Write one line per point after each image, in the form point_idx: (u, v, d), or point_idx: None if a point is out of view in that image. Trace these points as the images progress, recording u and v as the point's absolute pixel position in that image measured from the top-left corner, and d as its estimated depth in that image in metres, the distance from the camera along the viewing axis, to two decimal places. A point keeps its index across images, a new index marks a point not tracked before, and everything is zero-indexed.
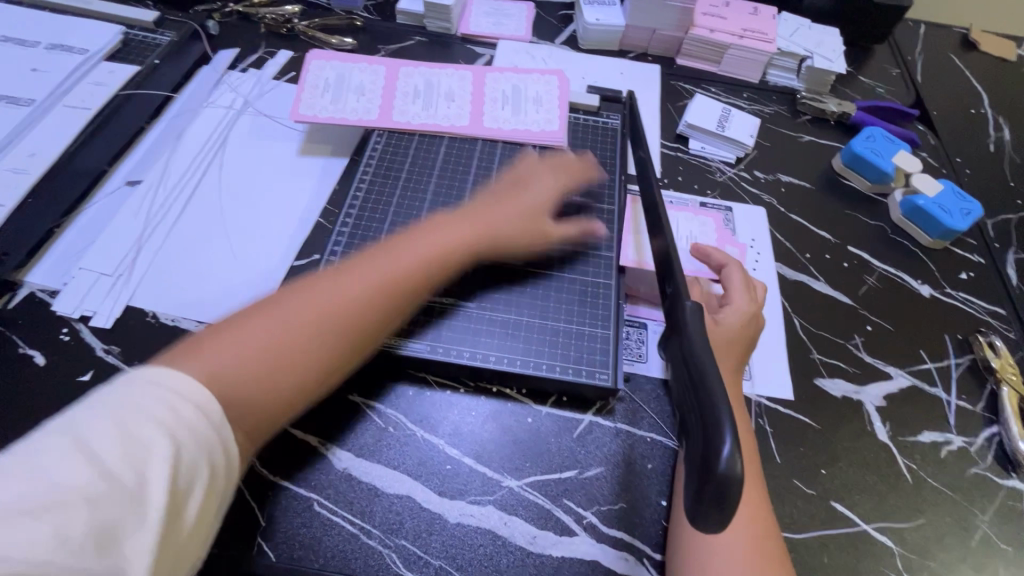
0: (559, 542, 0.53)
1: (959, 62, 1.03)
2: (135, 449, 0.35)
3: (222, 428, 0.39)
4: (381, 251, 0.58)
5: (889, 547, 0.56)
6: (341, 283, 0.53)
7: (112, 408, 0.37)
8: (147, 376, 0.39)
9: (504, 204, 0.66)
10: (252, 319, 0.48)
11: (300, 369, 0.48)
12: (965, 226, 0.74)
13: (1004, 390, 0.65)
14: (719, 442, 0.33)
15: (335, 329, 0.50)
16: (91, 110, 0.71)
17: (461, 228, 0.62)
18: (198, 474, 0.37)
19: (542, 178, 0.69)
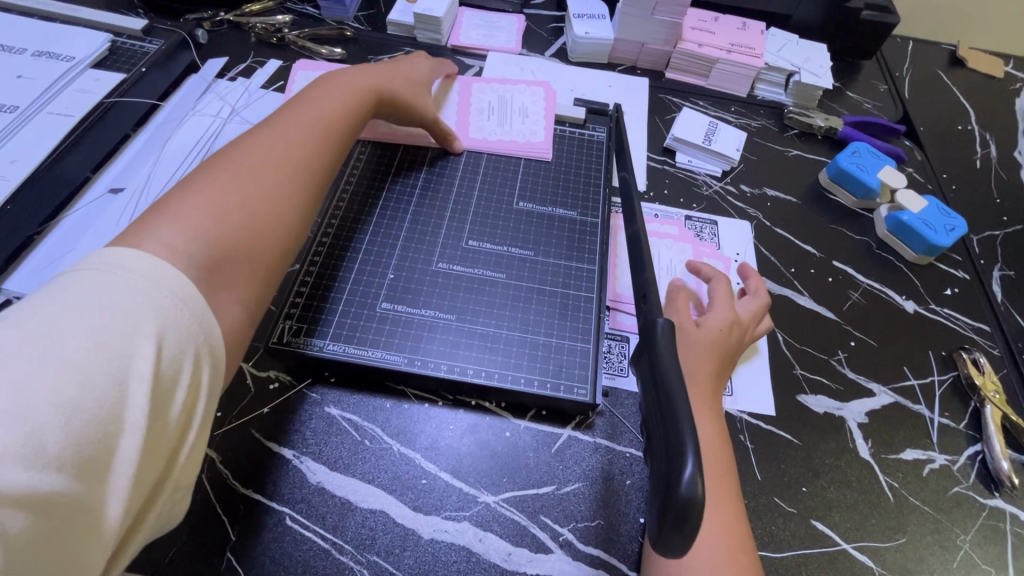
0: (534, 559, 0.52)
1: (947, 79, 1.04)
2: (113, 345, 0.35)
3: (203, 322, 0.40)
4: (299, 112, 0.60)
5: (869, 567, 0.55)
6: (284, 140, 0.55)
7: (78, 309, 0.35)
8: (116, 267, 0.38)
9: (393, 68, 0.73)
10: (207, 188, 0.48)
11: (284, 220, 0.52)
12: (949, 242, 0.74)
13: (987, 407, 0.65)
14: (681, 465, 0.32)
15: (301, 178, 0.54)
16: (74, 118, 0.71)
17: (363, 79, 0.67)
18: (181, 371, 0.38)
19: (410, 62, 0.76)
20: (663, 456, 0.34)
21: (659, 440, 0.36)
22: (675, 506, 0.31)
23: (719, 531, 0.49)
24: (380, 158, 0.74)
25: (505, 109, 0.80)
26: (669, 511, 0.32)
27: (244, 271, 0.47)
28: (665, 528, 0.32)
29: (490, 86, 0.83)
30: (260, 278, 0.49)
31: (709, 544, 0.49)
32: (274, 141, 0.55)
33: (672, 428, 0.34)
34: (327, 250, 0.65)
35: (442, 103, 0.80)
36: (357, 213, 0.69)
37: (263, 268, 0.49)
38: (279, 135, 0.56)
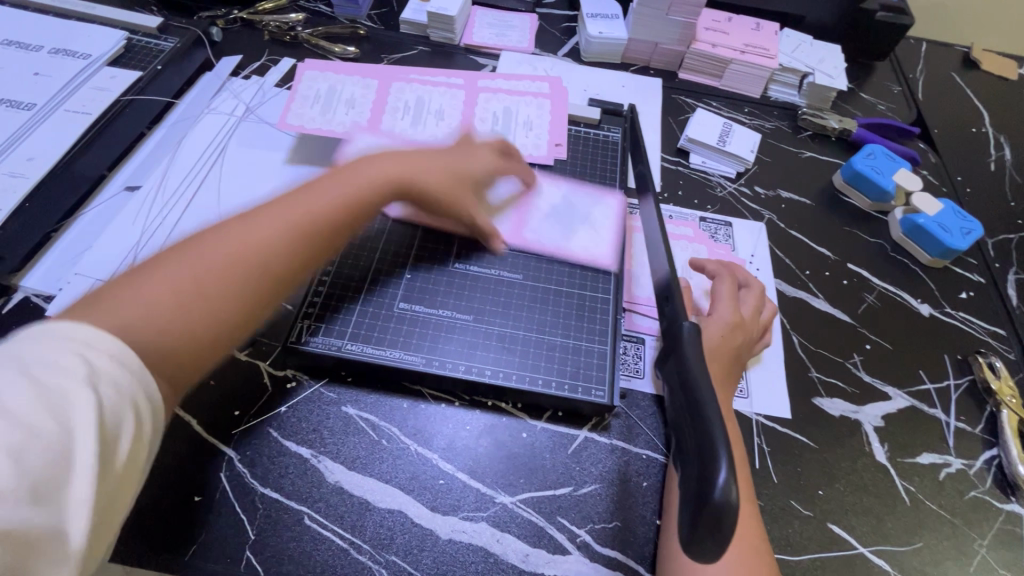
0: (552, 560, 0.52)
1: (960, 81, 1.03)
2: (48, 385, 0.34)
3: (138, 355, 0.38)
4: (304, 186, 0.54)
5: (885, 571, 0.55)
6: (264, 218, 0.50)
7: (14, 360, 0.34)
8: (52, 327, 0.36)
9: (435, 161, 0.62)
10: (158, 268, 0.45)
11: (224, 310, 0.46)
12: (965, 245, 0.74)
13: (1004, 412, 0.64)
14: (715, 472, 0.32)
15: (264, 271, 0.48)
16: (91, 116, 0.71)
17: (379, 172, 0.58)
18: (125, 399, 0.36)
19: (467, 136, 0.68)
20: (694, 461, 0.34)
21: (689, 444, 0.36)
22: (710, 510, 0.31)
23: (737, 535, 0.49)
24: None
25: (508, 120, 0.78)
26: (703, 517, 0.32)
27: (170, 360, 0.42)
28: (698, 533, 0.32)
29: (496, 96, 0.80)
30: (191, 366, 0.44)
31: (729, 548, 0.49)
32: (255, 221, 0.50)
33: (704, 433, 0.34)
34: (343, 251, 0.65)
35: (447, 112, 0.77)
36: (373, 215, 0.69)
37: (194, 356, 0.44)
38: (262, 213, 0.51)
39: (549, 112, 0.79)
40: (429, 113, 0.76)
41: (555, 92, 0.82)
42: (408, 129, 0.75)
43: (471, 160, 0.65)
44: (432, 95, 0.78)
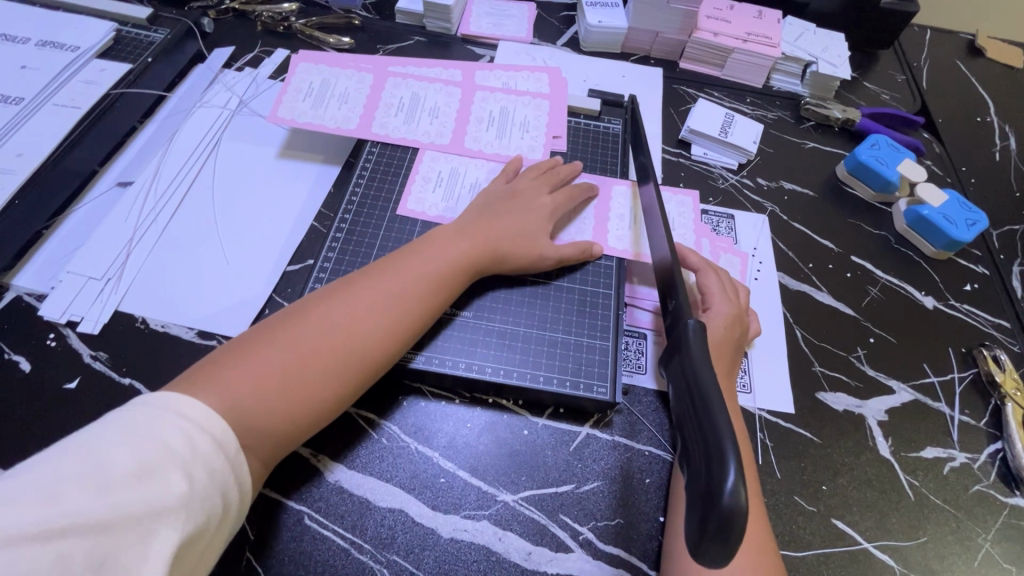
0: (555, 558, 0.52)
1: (964, 69, 1.02)
2: (150, 476, 0.37)
3: (234, 459, 0.42)
4: (392, 267, 0.57)
5: (889, 566, 0.55)
6: (364, 305, 0.53)
7: (130, 435, 0.39)
8: (168, 404, 0.41)
9: (518, 237, 0.62)
10: (263, 348, 0.49)
11: (312, 397, 0.49)
12: (970, 237, 0.73)
13: (1008, 405, 0.64)
14: (724, 473, 0.32)
15: (351, 361, 0.51)
16: (80, 110, 0.69)
17: (469, 252, 0.60)
18: (208, 504, 0.40)
19: (531, 186, 0.67)
20: (702, 462, 0.34)
21: (695, 445, 0.35)
22: (717, 514, 0.31)
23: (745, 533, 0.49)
24: (391, 154, 0.72)
25: (505, 122, 0.75)
26: (712, 519, 0.31)
27: (266, 440, 0.46)
28: (707, 536, 0.32)
29: (494, 95, 0.77)
30: (280, 448, 0.48)
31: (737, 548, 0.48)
32: (348, 309, 0.53)
33: (712, 433, 0.34)
34: (340, 248, 0.65)
35: (441, 110, 0.75)
36: (369, 210, 0.68)
37: (283, 441, 0.48)
38: (355, 298, 0.54)
39: (545, 105, 0.77)
40: (423, 112, 0.75)
41: (553, 80, 0.81)
42: (402, 127, 0.73)
43: (538, 211, 0.65)
44: (427, 91, 0.76)
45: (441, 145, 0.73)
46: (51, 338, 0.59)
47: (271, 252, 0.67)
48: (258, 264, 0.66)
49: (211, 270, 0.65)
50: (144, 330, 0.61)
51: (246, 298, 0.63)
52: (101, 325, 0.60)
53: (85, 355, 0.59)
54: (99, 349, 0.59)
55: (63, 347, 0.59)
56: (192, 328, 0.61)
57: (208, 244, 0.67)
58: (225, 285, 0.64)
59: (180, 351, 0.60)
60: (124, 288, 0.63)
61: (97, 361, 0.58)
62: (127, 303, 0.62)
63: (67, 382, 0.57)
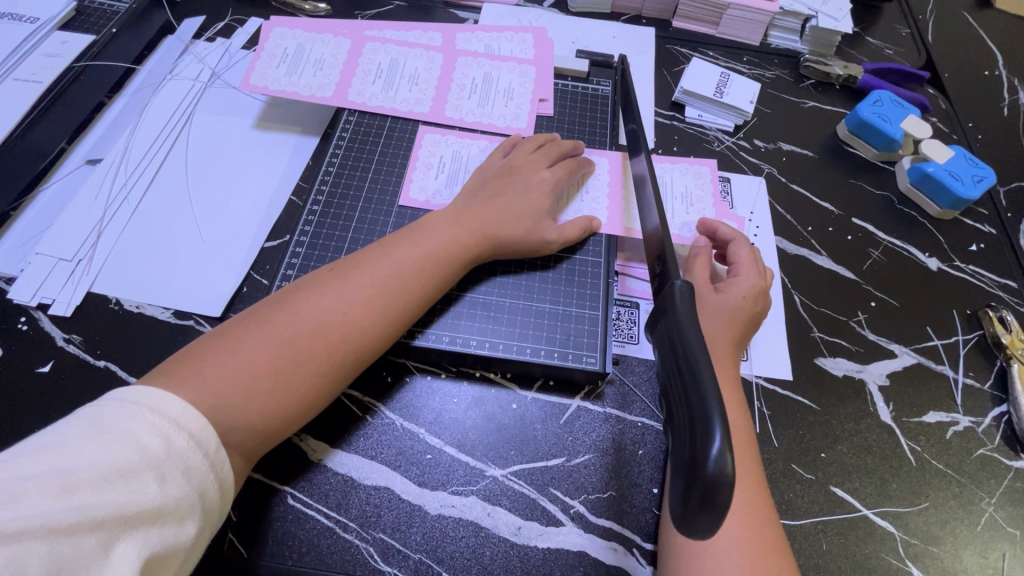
0: (546, 533, 0.51)
1: (972, 21, 0.97)
2: (120, 478, 0.36)
3: (215, 459, 0.41)
4: (383, 251, 0.54)
5: (889, 532, 0.54)
6: (353, 291, 0.51)
7: (100, 433, 0.37)
8: (143, 400, 0.40)
9: (512, 215, 0.59)
10: (249, 339, 0.47)
11: (302, 391, 0.47)
12: (977, 194, 0.70)
13: (1014, 366, 0.62)
14: (710, 439, 0.30)
15: (340, 351, 0.49)
16: (43, 83, 0.66)
17: (461, 232, 0.57)
18: (181, 509, 0.38)
19: (530, 160, 0.63)
20: (687, 429, 0.32)
21: (680, 412, 0.33)
22: (701, 483, 0.29)
23: (746, 504, 0.47)
24: (369, 124, 0.69)
25: (489, 88, 0.72)
26: (696, 487, 0.30)
27: (252, 435, 0.45)
28: (691, 506, 0.30)
29: (477, 61, 0.73)
30: (267, 442, 0.46)
31: (738, 519, 0.46)
32: (335, 296, 0.50)
33: (698, 396, 0.32)
34: (317, 221, 0.62)
35: (423, 78, 0.72)
36: (346, 182, 0.65)
37: (273, 435, 0.46)
38: (346, 285, 0.51)
39: (531, 68, 0.73)
40: (402, 79, 0.71)
41: (539, 41, 0.77)
42: (379, 96, 0.70)
43: (538, 187, 0.61)
44: (407, 58, 0.73)
45: (420, 115, 0.69)
46: (22, 322, 0.57)
47: (248, 228, 0.64)
48: (234, 241, 0.63)
49: (186, 248, 0.62)
50: (118, 311, 0.59)
51: (221, 277, 0.61)
52: (73, 307, 0.58)
53: (58, 338, 0.57)
54: (72, 332, 0.57)
55: (34, 331, 0.57)
56: (167, 309, 0.59)
57: (182, 221, 0.64)
58: (201, 263, 0.62)
59: (155, 331, 0.58)
60: (96, 270, 0.60)
61: (70, 344, 0.57)
62: (99, 284, 0.60)
63: (40, 365, 0.55)
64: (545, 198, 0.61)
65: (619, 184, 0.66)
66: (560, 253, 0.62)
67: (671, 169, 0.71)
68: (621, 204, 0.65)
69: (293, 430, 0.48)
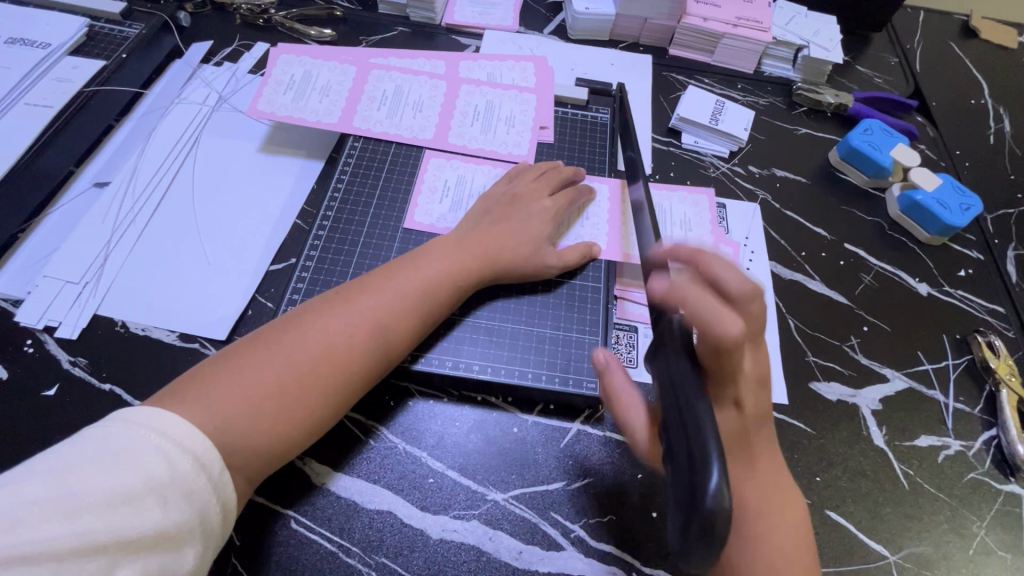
0: (546, 557, 0.51)
1: (959, 51, 1.00)
2: (122, 503, 0.36)
3: (219, 482, 0.41)
4: (387, 276, 0.55)
5: (884, 557, 0.55)
6: (358, 315, 0.52)
7: (105, 457, 0.37)
8: (149, 422, 0.40)
9: (514, 240, 0.60)
10: (255, 362, 0.47)
11: (307, 413, 0.48)
12: (964, 222, 0.72)
13: (1002, 392, 0.63)
14: (708, 473, 0.31)
15: (345, 373, 0.50)
16: (53, 109, 0.68)
17: (465, 257, 0.58)
18: (183, 534, 0.38)
19: (532, 188, 0.65)
20: (684, 463, 0.34)
21: (678, 447, 0.35)
22: (700, 517, 0.30)
23: (763, 527, 0.45)
24: (374, 151, 0.70)
25: (491, 115, 0.74)
26: (695, 520, 0.31)
27: (256, 457, 0.45)
28: (691, 539, 0.32)
29: (479, 88, 0.75)
30: (270, 465, 0.47)
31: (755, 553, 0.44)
32: (341, 318, 0.51)
33: (696, 433, 0.34)
34: (322, 245, 0.64)
35: (426, 105, 0.74)
36: (351, 207, 0.66)
37: (278, 456, 0.47)
38: (352, 308, 0.52)
39: (532, 96, 0.75)
40: (406, 106, 0.73)
41: (540, 70, 0.79)
42: (384, 122, 0.72)
43: (539, 214, 0.63)
44: (410, 84, 0.75)
45: (424, 141, 0.71)
46: (29, 345, 0.58)
47: (253, 251, 0.65)
48: (240, 264, 0.64)
49: (193, 272, 0.63)
50: (124, 333, 0.59)
51: (227, 300, 0.62)
52: (79, 329, 0.59)
53: (63, 360, 0.57)
54: (77, 355, 0.58)
55: (40, 353, 0.58)
56: (173, 331, 0.60)
57: (189, 243, 0.65)
58: (206, 286, 0.62)
59: (161, 354, 0.59)
60: (102, 292, 0.61)
61: (76, 367, 0.57)
62: (106, 306, 0.61)
63: (46, 388, 0.56)
64: (548, 227, 0.63)
65: (618, 211, 0.68)
66: (561, 278, 0.63)
67: (669, 198, 0.73)
68: (619, 231, 0.67)
69: (296, 452, 0.49)
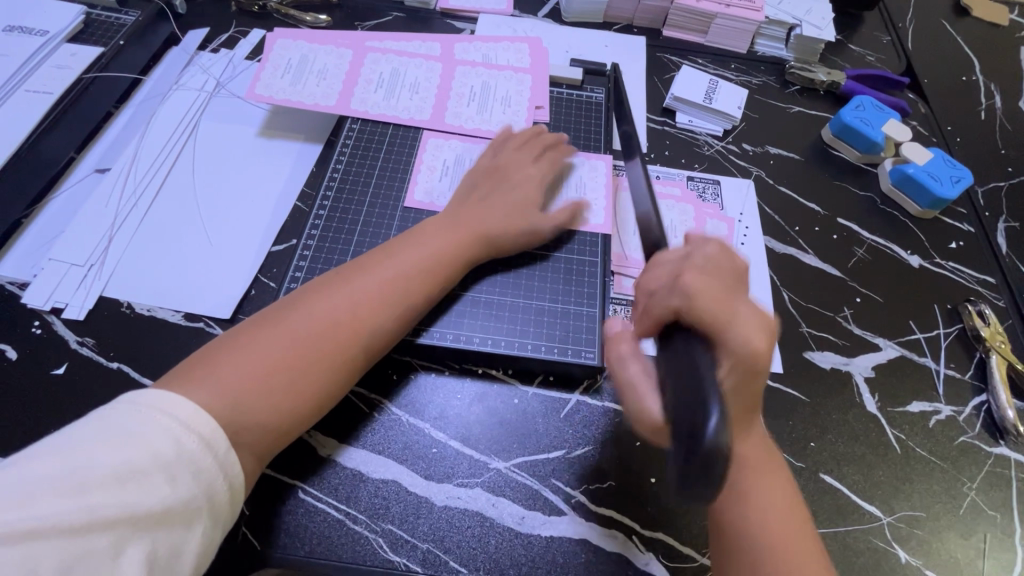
0: (548, 522, 0.53)
1: (950, 28, 1.01)
2: (130, 480, 0.37)
3: (224, 461, 0.42)
4: (387, 256, 0.56)
5: (877, 517, 0.56)
6: (357, 296, 0.53)
7: (114, 437, 0.38)
8: (156, 403, 0.41)
9: (503, 217, 0.61)
10: (262, 340, 0.49)
11: (311, 391, 0.49)
12: (954, 194, 0.73)
13: (992, 357, 0.65)
14: (706, 415, 0.34)
15: (346, 352, 0.51)
16: (54, 95, 0.69)
17: (459, 235, 0.59)
18: (189, 511, 0.39)
19: (529, 167, 0.66)
20: (687, 401, 0.36)
21: (682, 393, 0.37)
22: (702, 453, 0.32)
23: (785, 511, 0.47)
24: (372, 133, 0.71)
25: (486, 96, 0.74)
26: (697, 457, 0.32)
27: (265, 435, 0.46)
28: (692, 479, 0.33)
29: (475, 70, 0.76)
30: (281, 441, 0.48)
31: (751, 504, 0.46)
32: (340, 299, 0.52)
33: (695, 384, 0.36)
34: (323, 225, 0.64)
35: (422, 87, 0.74)
36: (350, 189, 0.67)
37: (284, 433, 0.48)
38: (350, 289, 0.53)
39: (527, 78, 0.76)
40: (403, 88, 0.74)
41: (535, 51, 0.80)
42: (381, 104, 0.72)
43: (527, 188, 0.64)
44: (407, 67, 0.75)
45: (421, 122, 0.72)
46: (37, 326, 0.59)
47: (255, 233, 0.66)
48: (242, 245, 0.65)
49: (196, 254, 0.64)
50: (130, 314, 0.60)
51: (230, 280, 0.63)
52: (86, 311, 0.60)
53: (71, 340, 0.59)
54: (85, 335, 0.59)
55: (48, 334, 0.59)
56: (178, 311, 0.61)
57: (191, 226, 0.66)
58: (210, 267, 0.64)
59: (166, 334, 0.60)
60: (107, 275, 0.62)
61: (84, 347, 0.58)
62: (111, 289, 0.61)
63: (55, 367, 0.57)
64: (541, 209, 0.64)
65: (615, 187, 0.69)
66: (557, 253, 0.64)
67: (665, 206, 0.72)
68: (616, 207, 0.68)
69: (305, 427, 0.50)
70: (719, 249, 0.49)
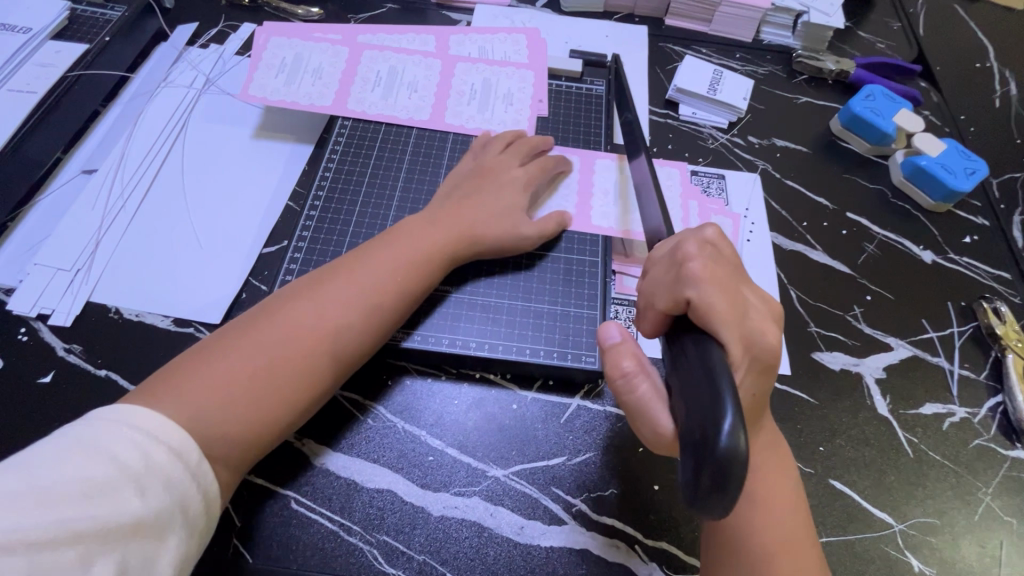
0: (548, 532, 0.51)
1: (963, 13, 0.97)
2: (98, 493, 0.36)
3: (198, 471, 0.41)
4: (361, 261, 0.54)
5: (889, 524, 0.54)
6: (331, 298, 0.51)
7: (79, 450, 0.37)
8: (122, 416, 0.40)
9: (489, 217, 0.59)
10: (232, 349, 0.47)
11: (287, 396, 0.47)
12: (969, 186, 0.70)
13: (1008, 357, 0.62)
14: (720, 419, 0.33)
15: (321, 355, 0.49)
16: (37, 94, 0.67)
17: (441, 234, 0.57)
18: (163, 522, 0.38)
19: (525, 163, 0.63)
20: (698, 403, 0.35)
21: (692, 396, 0.36)
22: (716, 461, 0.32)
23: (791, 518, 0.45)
24: (364, 130, 0.69)
25: (487, 94, 0.72)
26: (709, 467, 0.32)
27: (241, 443, 0.45)
28: (704, 490, 0.32)
29: (476, 66, 0.74)
30: (257, 450, 0.46)
31: (755, 517, 0.44)
32: (314, 302, 0.51)
33: (708, 387, 0.35)
34: (314, 226, 0.63)
35: (417, 82, 0.72)
36: (342, 188, 0.65)
37: (261, 441, 0.46)
38: (324, 291, 0.51)
39: (525, 71, 0.74)
40: (402, 87, 0.71)
41: (533, 43, 0.77)
42: (379, 104, 0.70)
43: (511, 184, 0.62)
44: (405, 65, 0.73)
45: (422, 122, 0.70)
46: (23, 333, 0.58)
47: (245, 235, 0.65)
48: (233, 247, 0.64)
49: (185, 256, 0.63)
50: (118, 320, 0.59)
51: (220, 284, 0.61)
52: (74, 316, 0.58)
53: (58, 348, 0.57)
54: (72, 342, 0.57)
55: (35, 342, 0.57)
56: (167, 317, 0.59)
57: (181, 227, 0.64)
58: (200, 270, 0.62)
59: (156, 340, 0.58)
60: (94, 279, 0.61)
61: (71, 354, 0.57)
62: (98, 293, 0.60)
63: (42, 376, 0.55)
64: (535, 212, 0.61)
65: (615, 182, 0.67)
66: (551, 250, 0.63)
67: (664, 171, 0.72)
68: (616, 200, 0.66)
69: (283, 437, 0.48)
70: (717, 234, 0.45)
